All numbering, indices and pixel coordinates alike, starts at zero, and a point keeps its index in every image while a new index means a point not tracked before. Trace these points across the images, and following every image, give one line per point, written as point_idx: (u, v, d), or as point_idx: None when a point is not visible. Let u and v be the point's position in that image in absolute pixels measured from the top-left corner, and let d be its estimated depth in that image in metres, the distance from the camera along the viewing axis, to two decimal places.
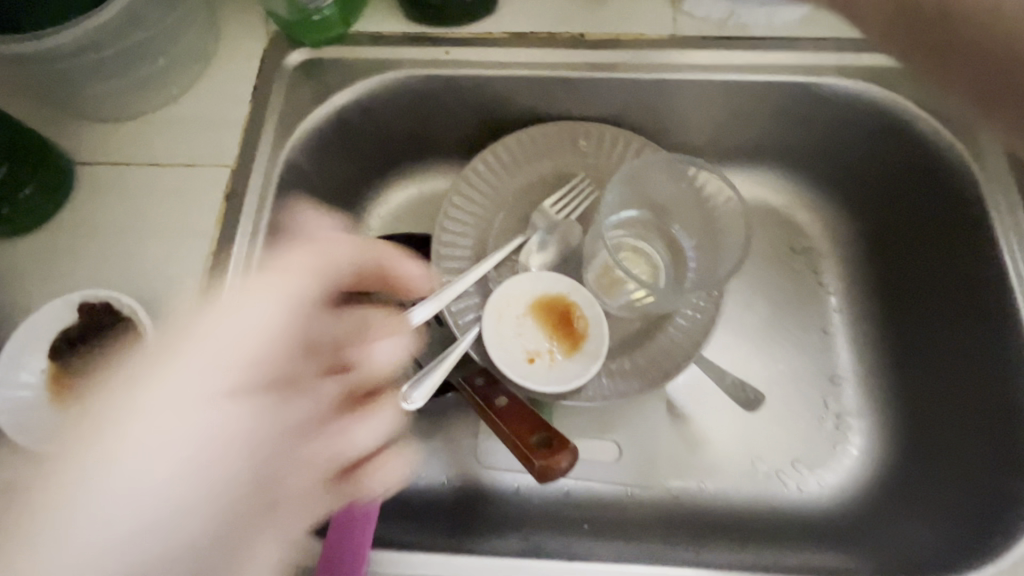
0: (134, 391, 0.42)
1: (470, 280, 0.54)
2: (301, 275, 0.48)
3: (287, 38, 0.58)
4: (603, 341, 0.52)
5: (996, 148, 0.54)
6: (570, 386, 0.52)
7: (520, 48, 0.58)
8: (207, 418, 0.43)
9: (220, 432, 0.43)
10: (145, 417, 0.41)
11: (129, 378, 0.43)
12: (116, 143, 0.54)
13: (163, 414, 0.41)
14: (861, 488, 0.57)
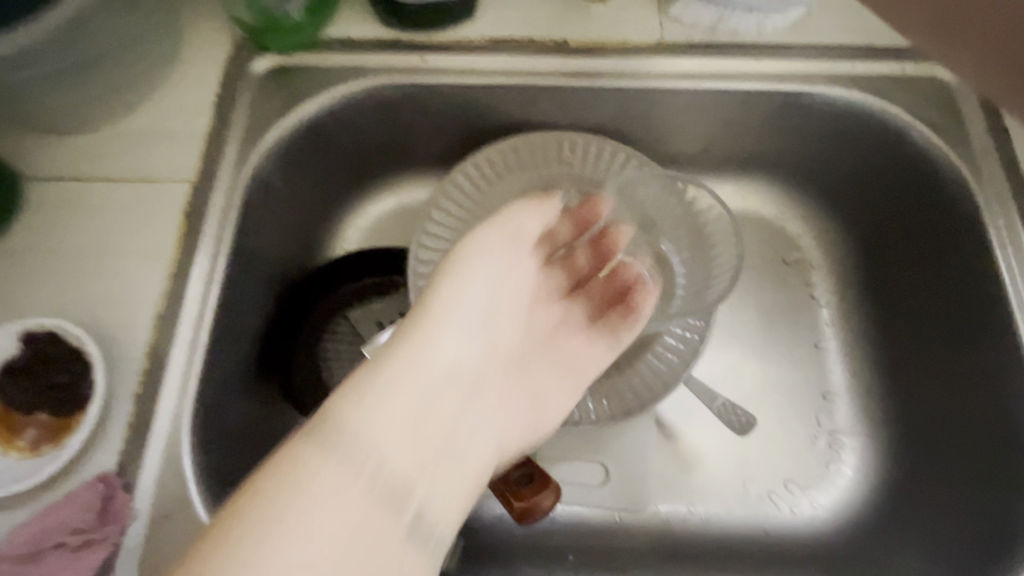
0: (432, 313, 0.40)
1: None
2: (528, 224, 0.45)
3: (254, 43, 0.54)
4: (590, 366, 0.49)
5: (992, 157, 0.52)
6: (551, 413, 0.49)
7: (502, 55, 0.55)
8: (460, 343, 0.40)
9: (493, 327, 0.44)
10: (433, 344, 0.39)
11: (421, 313, 0.40)
12: (69, 156, 0.50)
13: (460, 329, 0.41)
14: (856, 511, 0.56)
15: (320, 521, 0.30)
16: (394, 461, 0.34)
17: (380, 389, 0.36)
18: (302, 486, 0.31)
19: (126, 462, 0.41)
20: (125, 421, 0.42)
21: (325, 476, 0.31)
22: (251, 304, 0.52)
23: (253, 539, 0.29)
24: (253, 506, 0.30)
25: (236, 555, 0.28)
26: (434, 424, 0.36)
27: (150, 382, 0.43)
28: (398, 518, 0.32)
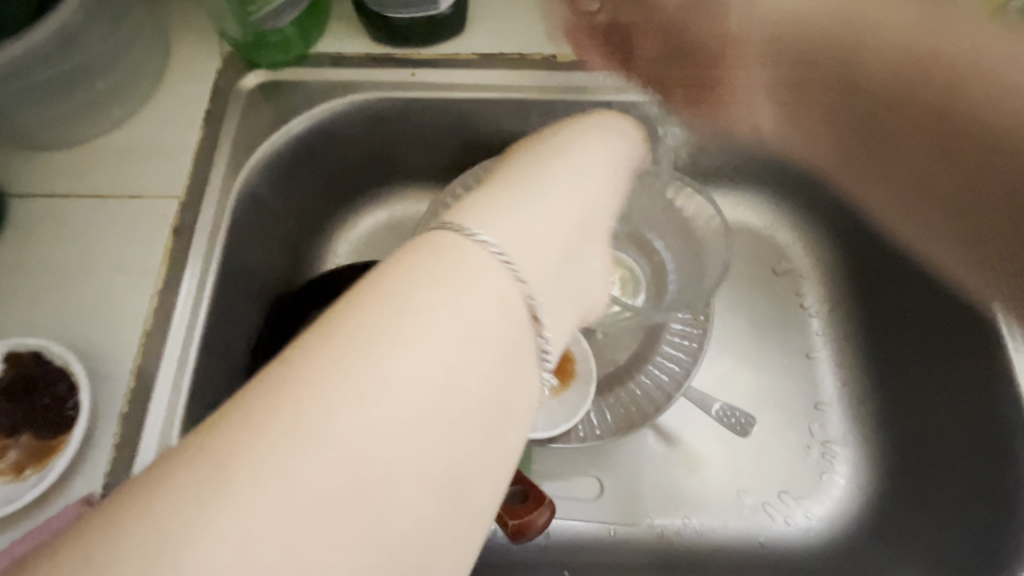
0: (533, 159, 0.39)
1: None
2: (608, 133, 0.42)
3: (243, 59, 0.54)
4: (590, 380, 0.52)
5: None
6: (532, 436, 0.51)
7: (491, 69, 0.56)
8: (575, 185, 0.35)
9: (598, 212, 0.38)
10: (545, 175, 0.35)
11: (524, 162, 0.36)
12: (55, 172, 0.50)
13: (579, 175, 0.36)
14: (850, 522, 0.55)
15: (436, 321, 0.25)
16: (515, 259, 0.29)
17: (502, 203, 0.31)
18: (419, 277, 0.26)
19: (112, 484, 0.40)
20: (111, 442, 0.41)
21: (452, 253, 0.27)
22: (240, 320, 0.52)
23: (350, 344, 0.23)
24: (355, 306, 0.25)
25: (332, 358, 0.23)
26: (562, 240, 0.32)
27: (136, 402, 0.43)
28: (521, 316, 0.28)
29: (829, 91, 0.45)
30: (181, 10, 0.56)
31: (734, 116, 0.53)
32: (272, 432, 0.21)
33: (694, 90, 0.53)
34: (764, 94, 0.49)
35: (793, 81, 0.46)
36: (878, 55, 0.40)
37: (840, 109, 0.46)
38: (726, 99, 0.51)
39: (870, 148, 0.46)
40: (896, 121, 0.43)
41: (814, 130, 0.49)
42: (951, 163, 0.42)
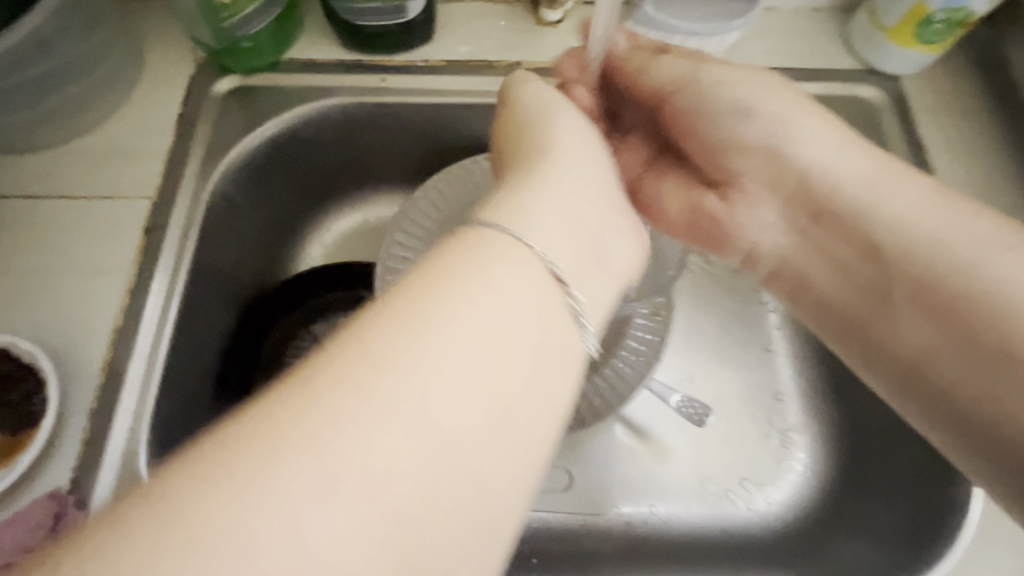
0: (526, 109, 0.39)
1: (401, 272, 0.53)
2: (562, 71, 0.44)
3: (216, 65, 0.56)
4: None
5: (913, 168, 0.56)
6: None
7: (459, 76, 0.58)
8: (586, 161, 0.36)
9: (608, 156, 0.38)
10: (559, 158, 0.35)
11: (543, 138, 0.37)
12: (28, 175, 0.50)
13: (584, 141, 0.37)
14: (807, 505, 0.58)
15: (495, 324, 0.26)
16: (555, 258, 0.29)
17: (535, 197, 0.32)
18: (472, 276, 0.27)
19: (80, 480, 0.41)
20: (80, 438, 0.42)
21: (497, 253, 0.28)
22: (211, 320, 0.53)
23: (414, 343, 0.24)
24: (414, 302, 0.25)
25: (395, 354, 0.23)
26: (567, 199, 0.33)
27: (106, 399, 0.43)
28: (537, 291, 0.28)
29: (766, 182, 0.45)
30: (154, 17, 0.57)
31: (728, 245, 0.48)
32: (346, 418, 0.22)
33: (694, 229, 0.49)
34: (747, 212, 0.47)
35: (743, 158, 0.45)
36: (834, 168, 0.42)
37: (776, 196, 0.45)
38: (721, 223, 0.48)
39: (807, 219, 0.44)
40: (816, 258, 0.44)
41: (747, 220, 0.47)
42: (853, 265, 0.41)
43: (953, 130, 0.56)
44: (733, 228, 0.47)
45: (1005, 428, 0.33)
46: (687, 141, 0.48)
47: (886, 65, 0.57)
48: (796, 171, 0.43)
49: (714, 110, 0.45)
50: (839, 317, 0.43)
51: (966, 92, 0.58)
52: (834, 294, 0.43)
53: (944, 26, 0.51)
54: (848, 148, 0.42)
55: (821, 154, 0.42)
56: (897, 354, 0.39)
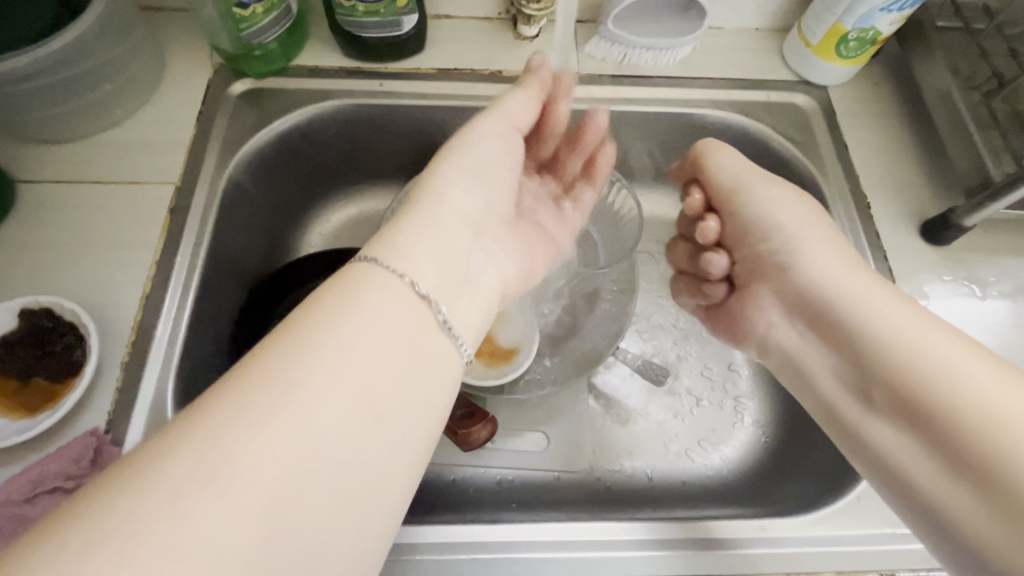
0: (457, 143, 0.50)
1: None
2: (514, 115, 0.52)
3: (232, 70, 0.63)
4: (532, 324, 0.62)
5: (838, 163, 0.65)
6: (486, 382, 0.57)
7: (448, 82, 0.66)
8: (456, 190, 0.46)
9: (485, 179, 0.49)
10: (444, 201, 0.44)
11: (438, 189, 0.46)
12: (62, 162, 0.57)
13: (464, 169, 0.48)
14: (755, 459, 0.65)
15: (370, 337, 0.33)
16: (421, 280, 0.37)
17: (409, 235, 0.40)
18: (354, 302, 0.34)
19: (114, 421, 0.47)
20: (114, 385, 0.48)
21: (376, 283, 0.36)
22: (226, 293, 0.59)
23: (302, 351, 0.31)
24: (304, 327, 0.32)
25: (283, 364, 0.30)
26: (447, 223, 0.43)
27: (137, 352, 0.49)
28: (411, 312, 0.36)
29: (778, 287, 0.53)
30: (175, 27, 0.64)
31: (743, 335, 0.57)
32: (242, 410, 0.28)
33: (721, 320, 0.59)
34: (756, 313, 0.55)
35: (759, 269, 0.55)
36: (830, 282, 0.48)
37: (781, 302, 0.52)
38: (737, 316, 0.57)
39: (807, 323, 0.50)
40: (813, 357, 0.49)
41: (757, 318, 0.54)
42: (848, 369, 0.46)
43: (872, 130, 0.66)
44: (745, 321, 0.56)
45: (965, 523, 0.37)
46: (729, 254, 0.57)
47: (815, 76, 0.67)
48: (799, 283, 0.50)
49: (757, 231, 0.54)
50: (833, 414, 0.47)
51: (881, 99, 0.67)
52: (828, 388, 0.47)
53: (858, 43, 0.61)
54: (843, 271, 0.48)
55: (822, 272, 0.49)
56: (873, 452, 0.43)
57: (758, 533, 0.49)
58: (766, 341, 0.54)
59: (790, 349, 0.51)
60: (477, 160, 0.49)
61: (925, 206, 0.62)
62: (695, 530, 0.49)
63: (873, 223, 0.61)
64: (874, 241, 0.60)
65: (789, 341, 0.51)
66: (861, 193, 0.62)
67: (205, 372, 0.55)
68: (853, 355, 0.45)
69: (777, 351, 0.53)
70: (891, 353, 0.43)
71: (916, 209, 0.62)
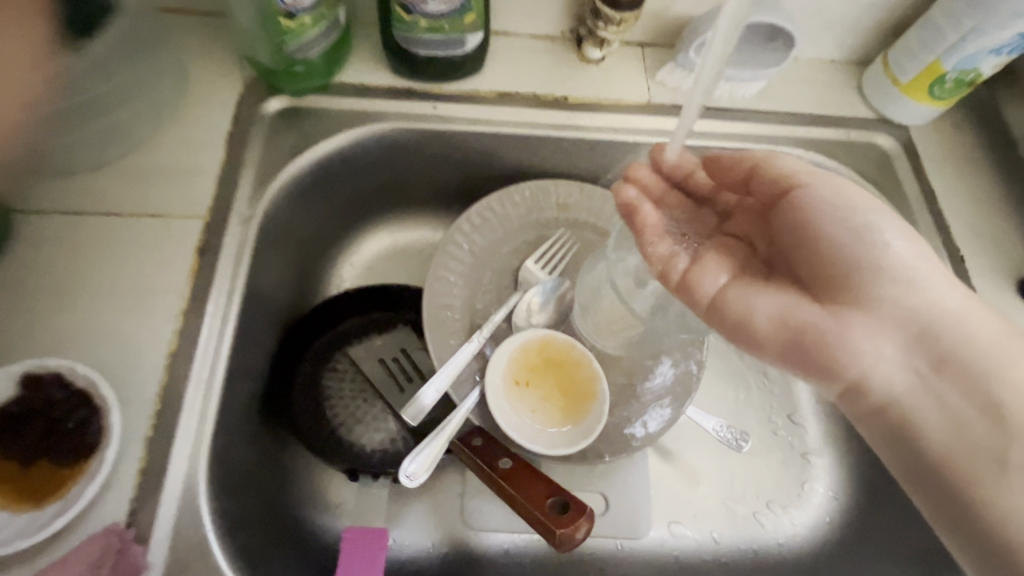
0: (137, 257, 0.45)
1: (465, 353, 0.53)
2: None
3: (268, 87, 0.55)
4: (603, 382, 0.54)
5: (924, 210, 0.61)
6: (556, 453, 0.51)
7: (508, 106, 0.59)
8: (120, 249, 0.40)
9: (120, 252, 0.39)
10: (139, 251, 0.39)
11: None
12: (66, 188, 0.48)
13: None
14: (829, 526, 0.61)
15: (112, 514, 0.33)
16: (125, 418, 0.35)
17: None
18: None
19: (139, 511, 0.39)
20: (136, 467, 0.40)
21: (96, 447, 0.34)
22: (259, 343, 0.52)
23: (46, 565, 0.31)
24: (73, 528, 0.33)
25: None
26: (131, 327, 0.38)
27: (163, 426, 0.42)
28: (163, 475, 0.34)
29: (896, 312, 0.41)
30: (200, 33, 0.56)
31: (834, 375, 0.42)
32: None
33: (792, 343, 0.42)
34: (863, 337, 0.41)
35: (874, 283, 0.42)
36: (961, 317, 0.41)
37: (898, 333, 0.41)
38: (829, 338, 0.41)
39: (929, 364, 0.40)
40: (931, 407, 0.40)
41: (858, 345, 0.41)
42: (971, 423, 0.38)
43: (958, 177, 0.62)
44: (841, 351, 0.41)
45: None
46: (808, 246, 0.45)
47: (898, 116, 0.63)
48: (924, 318, 0.41)
49: (847, 234, 0.43)
50: (926, 466, 0.39)
51: (967, 143, 0.63)
52: (937, 442, 0.39)
53: (954, 85, 0.57)
54: (969, 308, 0.41)
55: (952, 305, 0.41)
56: (989, 520, 0.37)
57: None
58: (861, 381, 0.41)
59: (898, 395, 0.41)
60: None
61: (1018, 260, 0.58)
62: None
63: (967, 280, 0.57)
64: None
65: (898, 382, 0.41)
66: (954, 247, 0.58)
67: (240, 440, 0.47)
68: (986, 404, 0.38)
69: (875, 396, 0.41)
70: None
71: (1009, 265, 0.58)
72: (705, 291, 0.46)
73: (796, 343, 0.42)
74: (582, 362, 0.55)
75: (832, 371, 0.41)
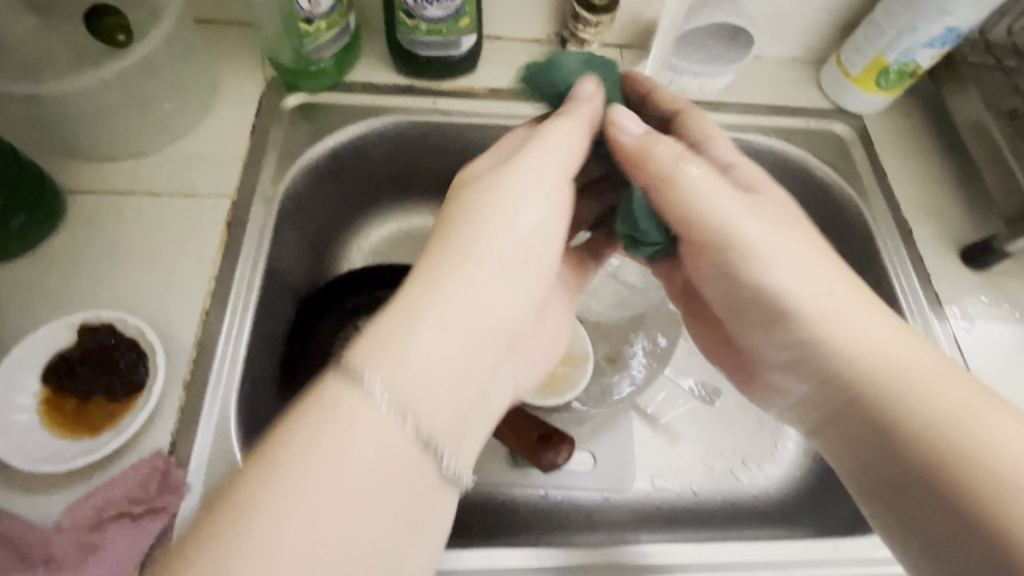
0: (473, 244, 0.37)
1: None
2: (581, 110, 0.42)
3: (287, 85, 0.63)
4: (586, 343, 0.61)
5: (877, 188, 0.67)
6: (545, 403, 0.58)
7: (501, 100, 0.66)
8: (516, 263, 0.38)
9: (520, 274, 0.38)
10: (501, 232, 0.38)
11: (278, 445, 0.29)
12: (116, 175, 0.56)
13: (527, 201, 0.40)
14: (799, 479, 0.67)
15: (363, 451, 0.29)
16: (424, 409, 0.31)
17: (418, 323, 0.33)
18: (324, 440, 0.29)
19: (179, 442, 0.45)
20: (177, 405, 0.46)
21: (356, 402, 0.30)
22: (278, 310, 0.58)
23: (290, 467, 0.28)
24: (303, 432, 0.29)
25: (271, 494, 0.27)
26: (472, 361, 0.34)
27: (199, 371, 0.48)
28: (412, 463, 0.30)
29: (788, 343, 0.43)
30: (230, 41, 0.63)
31: (756, 381, 0.50)
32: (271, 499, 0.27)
33: (725, 349, 0.53)
34: (773, 371, 0.47)
35: (766, 311, 0.43)
36: (849, 332, 0.40)
37: (792, 361, 0.44)
38: (749, 353, 0.49)
39: (815, 386, 0.42)
40: (835, 433, 0.41)
41: (772, 364, 0.46)
42: (870, 451, 0.39)
43: (907, 160, 0.68)
44: (758, 362, 0.48)
45: None
46: (713, 273, 0.45)
47: (852, 105, 0.69)
48: (807, 346, 0.41)
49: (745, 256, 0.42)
50: (851, 481, 0.40)
51: (914, 130, 0.70)
52: (852, 466, 0.40)
53: (897, 75, 0.64)
54: (865, 319, 0.40)
55: (830, 324, 0.40)
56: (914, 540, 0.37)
57: (832, 553, 0.52)
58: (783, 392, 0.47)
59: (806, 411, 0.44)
60: (526, 179, 0.40)
61: (961, 232, 0.65)
62: (756, 552, 0.51)
63: (915, 250, 0.63)
64: (916, 265, 0.63)
65: (800, 401, 0.44)
66: (903, 221, 0.65)
67: (263, 391, 0.53)
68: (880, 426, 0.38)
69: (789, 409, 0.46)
70: (927, 424, 0.36)
71: (952, 237, 0.64)
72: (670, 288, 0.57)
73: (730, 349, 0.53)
74: (575, 335, 0.61)
75: (757, 378, 0.50)
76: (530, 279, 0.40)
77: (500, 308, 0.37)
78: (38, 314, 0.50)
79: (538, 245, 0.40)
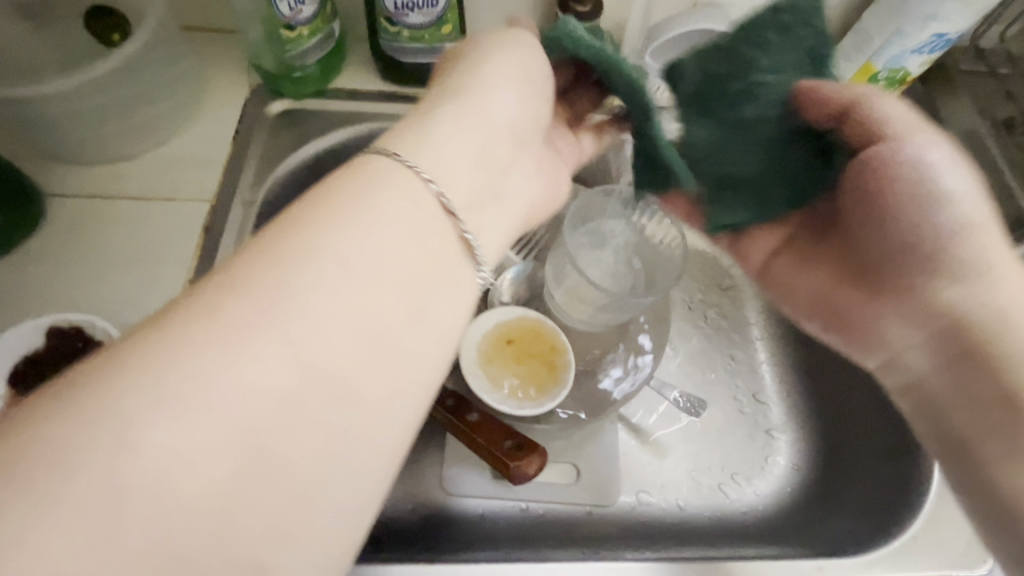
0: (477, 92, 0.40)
1: None
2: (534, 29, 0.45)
3: (271, 91, 0.63)
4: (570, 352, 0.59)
5: None
6: (523, 412, 0.57)
7: None
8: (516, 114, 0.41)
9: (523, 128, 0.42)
10: (501, 86, 0.41)
11: (286, 227, 0.31)
12: (97, 179, 0.56)
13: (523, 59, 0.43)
14: (790, 496, 0.65)
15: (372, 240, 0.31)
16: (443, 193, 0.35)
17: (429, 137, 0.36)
18: (342, 226, 0.31)
19: None
20: None
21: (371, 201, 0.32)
22: None
23: (302, 250, 0.30)
24: (307, 224, 0.31)
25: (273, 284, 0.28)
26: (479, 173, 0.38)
27: None
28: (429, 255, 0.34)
29: (925, 292, 0.42)
30: (215, 48, 0.64)
31: (868, 344, 0.47)
32: (267, 282, 0.29)
33: (828, 315, 0.50)
34: (888, 318, 0.45)
35: (937, 260, 0.41)
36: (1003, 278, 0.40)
37: (919, 316, 0.42)
38: (859, 313, 0.47)
39: (952, 344, 0.40)
40: (948, 389, 0.40)
41: (885, 322, 0.45)
42: (987, 405, 0.38)
43: None
44: (872, 323, 0.46)
45: None
46: (874, 223, 0.44)
47: None
48: (966, 297, 0.40)
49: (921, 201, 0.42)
50: (952, 439, 0.40)
51: None
52: (955, 420, 0.40)
53: (886, 82, 0.63)
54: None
55: (993, 267, 0.40)
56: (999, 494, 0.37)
57: (815, 573, 0.51)
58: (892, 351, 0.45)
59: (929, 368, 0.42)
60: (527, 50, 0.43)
61: None
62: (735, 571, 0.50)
63: None
64: None
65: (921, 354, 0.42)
66: None
67: None
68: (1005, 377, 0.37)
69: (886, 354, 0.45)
70: None
71: None
72: (754, 261, 0.53)
73: (834, 317, 0.49)
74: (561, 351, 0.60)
75: (860, 343, 0.48)
76: (518, 137, 0.42)
77: (490, 155, 0.39)
78: (12, 316, 0.50)
79: (528, 112, 0.42)
